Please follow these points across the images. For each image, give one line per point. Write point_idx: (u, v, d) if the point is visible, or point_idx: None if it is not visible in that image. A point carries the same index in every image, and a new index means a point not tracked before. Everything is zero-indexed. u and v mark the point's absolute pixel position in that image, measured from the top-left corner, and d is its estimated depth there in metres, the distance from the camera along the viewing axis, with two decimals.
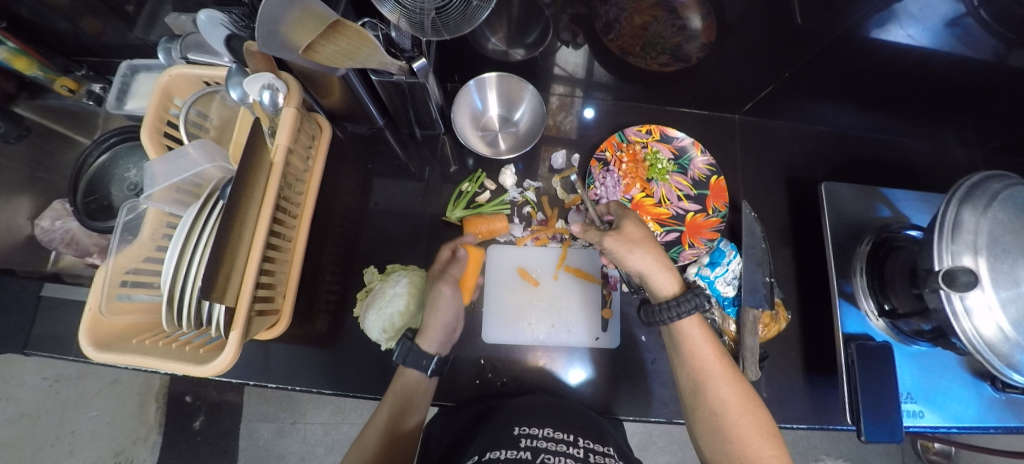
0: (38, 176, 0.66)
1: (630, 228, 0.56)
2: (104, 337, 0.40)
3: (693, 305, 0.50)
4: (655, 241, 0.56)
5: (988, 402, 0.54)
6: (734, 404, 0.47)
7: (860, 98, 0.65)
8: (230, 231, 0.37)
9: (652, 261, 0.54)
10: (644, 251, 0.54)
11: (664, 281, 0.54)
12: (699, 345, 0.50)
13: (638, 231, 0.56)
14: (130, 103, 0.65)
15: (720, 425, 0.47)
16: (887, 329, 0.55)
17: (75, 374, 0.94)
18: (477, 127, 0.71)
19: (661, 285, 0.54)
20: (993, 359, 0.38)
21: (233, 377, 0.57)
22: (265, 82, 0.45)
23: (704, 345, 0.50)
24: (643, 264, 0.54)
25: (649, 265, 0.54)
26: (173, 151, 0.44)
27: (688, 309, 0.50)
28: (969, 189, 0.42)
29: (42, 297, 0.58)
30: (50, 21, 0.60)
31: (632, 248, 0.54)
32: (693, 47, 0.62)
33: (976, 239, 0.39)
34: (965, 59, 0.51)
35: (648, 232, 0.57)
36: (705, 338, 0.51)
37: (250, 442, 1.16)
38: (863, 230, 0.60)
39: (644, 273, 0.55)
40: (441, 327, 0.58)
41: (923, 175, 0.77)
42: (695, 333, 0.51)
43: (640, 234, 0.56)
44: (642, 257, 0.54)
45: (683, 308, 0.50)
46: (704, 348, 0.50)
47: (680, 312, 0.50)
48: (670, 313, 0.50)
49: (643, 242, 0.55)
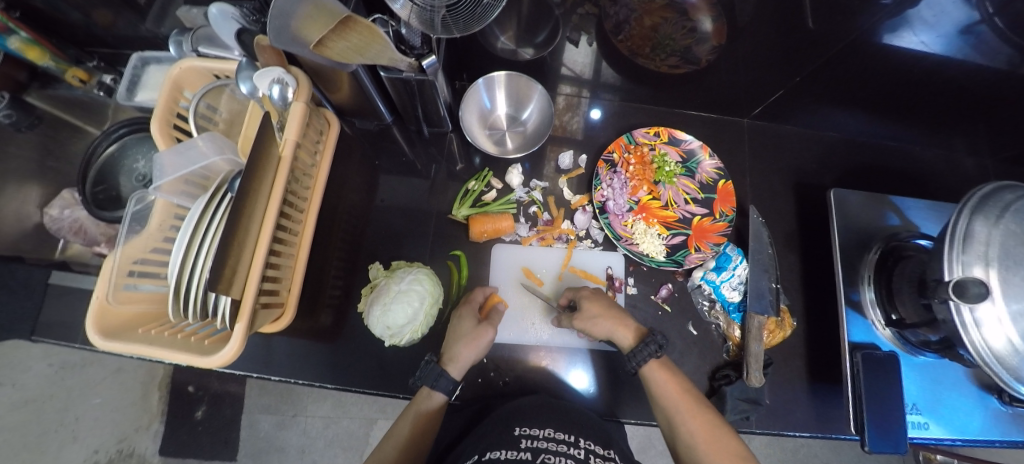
0: (48, 166, 0.67)
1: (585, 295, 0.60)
2: (111, 326, 0.41)
3: (652, 349, 0.53)
4: (612, 304, 0.59)
5: (995, 416, 0.54)
6: (703, 438, 0.49)
7: (871, 104, 0.65)
8: (238, 223, 0.37)
9: (612, 321, 0.56)
10: (601, 308, 0.58)
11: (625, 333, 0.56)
12: (661, 387, 0.52)
13: (591, 296, 0.60)
14: (141, 95, 0.65)
15: (698, 458, 0.49)
16: (893, 339, 0.54)
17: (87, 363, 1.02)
18: (484, 125, 0.71)
19: (623, 337, 0.56)
20: (1002, 372, 0.38)
21: (236, 369, 0.57)
22: (275, 76, 0.46)
23: (666, 385, 0.51)
24: (602, 320, 0.56)
25: (609, 320, 0.56)
26: (182, 143, 0.45)
27: (651, 353, 0.53)
28: (982, 199, 0.41)
29: (49, 284, 0.59)
30: (63, 11, 0.61)
31: (591, 311, 0.57)
32: (704, 50, 0.62)
33: (988, 250, 0.39)
34: (979, 66, 0.51)
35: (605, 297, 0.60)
36: (667, 379, 0.52)
37: (250, 433, 1.12)
38: (871, 238, 0.60)
39: (610, 334, 0.56)
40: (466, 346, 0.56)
41: (933, 184, 0.76)
42: (658, 377, 0.52)
43: (595, 297, 0.59)
44: (598, 316, 0.57)
45: (644, 353, 0.53)
46: (666, 390, 0.51)
47: (648, 355, 0.53)
48: (639, 357, 0.53)
49: (602, 311, 0.57)
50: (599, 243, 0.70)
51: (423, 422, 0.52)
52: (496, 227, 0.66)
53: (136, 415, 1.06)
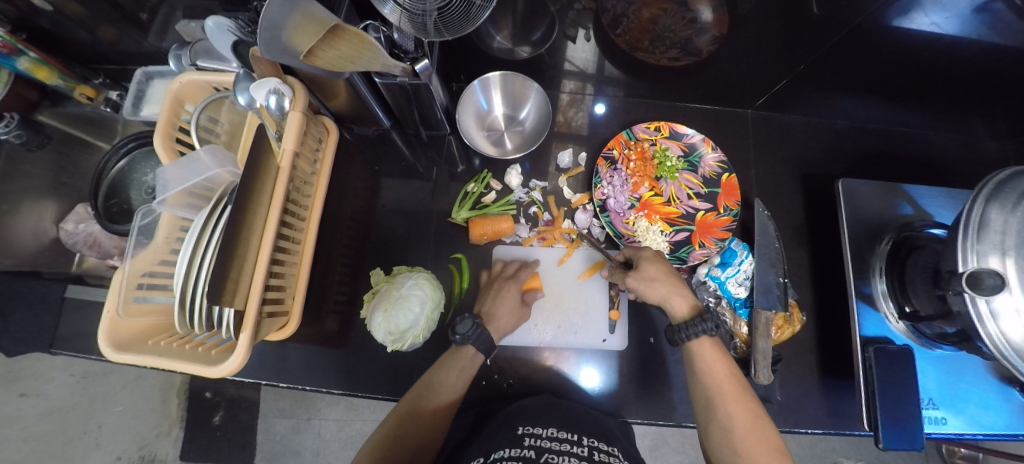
0: (62, 182, 0.68)
1: (647, 258, 0.57)
2: (122, 339, 0.42)
3: (713, 323, 0.50)
4: (675, 275, 0.56)
5: (1018, 409, 0.52)
6: (740, 424, 0.46)
7: (882, 89, 0.62)
8: (238, 236, 0.38)
9: (668, 287, 0.54)
10: (660, 274, 0.55)
11: (684, 304, 0.53)
12: (709, 361, 0.50)
13: (653, 257, 0.57)
14: (146, 109, 0.66)
15: (732, 443, 0.45)
16: (907, 332, 0.53)
17: (107, 372, 1.08)
18: (482, 127, 0.71)
19: (681, 308, 0.53)
20: (1022, 366, 0.36)
21: (247, 375, 0.58)
22: (272, 86, 0.46)
23: (716, 363, 0.49)
24: (663, 285, 0.54)
25: (668, 288, 0.54)
26: (185, 156, 0.45)
27: (712, 325, 0.50)
28: (999, 185, 0.39)
29: (65, 298, 0.61)
30: (70, 31, 0.63)
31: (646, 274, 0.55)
32: (704, 41, 0.60)
33: (1005, 239, 0.37)
34: (995, 45, 0.49)
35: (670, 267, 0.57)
36: (716, 355, 0.50)
37: (267, 436, 1.15)
38: (883, 228, 0.58)
39: (664, 300, 0.54)
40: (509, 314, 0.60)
41: (949, 171, 0.73)
42: (706, 351, 0.51)
43: (659, 262, 0.57)
44: (659, 279, 0.55)
45: (704, 326, 0.50)
46: (714, 366, 0.49)
47: (708, 327, 0.50)
48: (696, 329, 0.50)
49: (661, 277, 0.55)
50: (601, 241, 0.70)
51: (467, 369, 0.54)
52: (494, 229, 0.65)
53: (156, 421, 1.10)
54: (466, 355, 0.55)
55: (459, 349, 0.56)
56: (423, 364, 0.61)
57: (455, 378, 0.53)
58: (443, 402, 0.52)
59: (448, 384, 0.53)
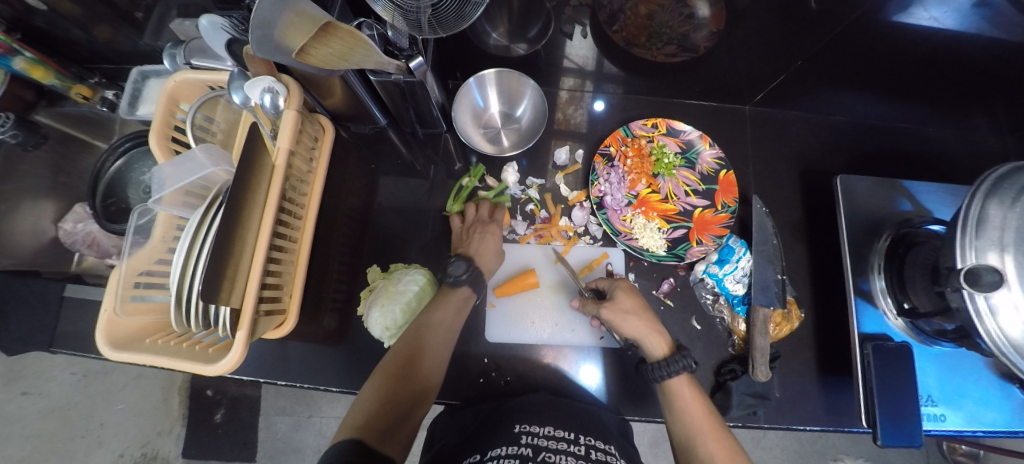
0: (60, 181, 0.69)
1: (626, 292, 0.58)
2: (120, 337, 0.42)
3: (691, 360, 0.51)
4: (649, 309, 0.57)
5: (1017, 406, 0.52)
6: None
7: (881, 85, 0.62)
8: (233, 234, 0.38)
9: (645, 325, 0.55)
10: (640, 311, 0.56)
11: (660, 342, 0.54)
12: (686, 403, 0.50)
13: (632, 293, 0.58)
14: (142, 108, 0.66)
15: None
16: (906, 329, 0.53)
17: (107, 371, 1.08)
18: (478, 124, 0.71)
19: (657, 346, 0.54)
20: (1020, 362, 0.36)
21: (245, 373, 0.58)
22: (266, 85, 0.45)
23: (693, 402, 0.50)
24: (641, 322, 0.55)
25: (646, 326, 0.55)
26: (180, 155, 0.45)
27: (689, 362, 0.51)
28: (997, 181, 0.39)
29: (64, 297, 0.60)
30: (65, 30, 0.63)
31: (626, 308, 0.56)
32: (701, 36, 0.60)
33: (1003, 235, 0.36)
34: (996, 40, 0.48)
35: (644, 302, 0.58)
36: (692, 396, 0.51)
37: (267, 434, 1.15)
38: (882, 225, 0.58)
39: (642, 335, 0.55)
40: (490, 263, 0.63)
41: (951, 166, 0.73)
42: (684, 390, 0.51)
43: (637, 298, 0.58)
44: (639, 315, 0.55)
45: (682, 363, 0.51)
46: (691, 408, 0.50)
47: (686, 363, 0.51)
48: (676, 365, 0.51)
49: (637, 311, 0.56)
50: (598, 239, 0.69)
51: (461, 309, 0.57)
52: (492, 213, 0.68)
53: (157, 419, 1.10)
54: (460, 297, 0.58)
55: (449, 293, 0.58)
56: None
57: (452, 317, 0.56)
58: (444, 337, 0.54)
59: (451, 317, 0.55)
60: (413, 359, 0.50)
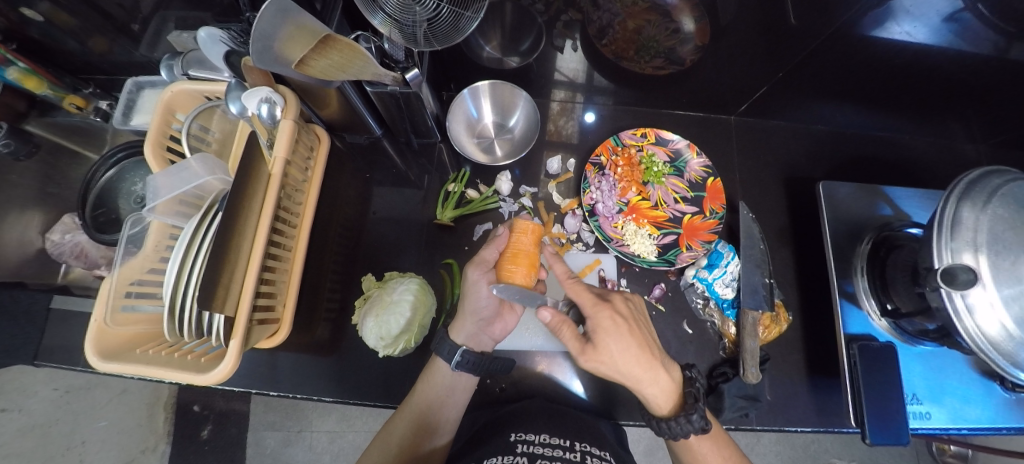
0: (48, 191, 0.67)
1: (612, 337, 0.47)
2: (109, 348, 0.41)
3: (699, 424, 0.46)
4: (642, 352, 0.47)
5: (1000, 403, 0.53)
6: None
7: (858, 96, 0.65)
8: (229, 241, 0.38)
9: (637, 377, 0.47)
10: (630, 365, 0.47)
11: (663, 395, 0.48)
12: (705, 459, 0.50)
13: (619, 335, 0.48)
14: (136, 119, 0.66)
15: None
16: (890, 329, 0.54)
17: (93, 385, 1.02)
18: (472, 134, 0.72)
19: (658, 401, 0.48)
20: (999, 358, 0.37)
21: (237, 385, 0.57)
22: (263, 95, 0.47)
23: (710, 456, 0.50)
24: (634, 377, 0.47)
25: (641, 381, 0.47)
26: (174, 164, 0.45)
27: (696, 427, 0.46)
28: (969, 185, 0.41)
29: (51, 309, 0.60)
30: (61, 41, 0.63)
31: (612, 357, 0.47)
32: (687, 50, 0.62)
33: (976, 236, 0.38)
34: (963, 53, 0.51)
35: (634, 341, 0.48)
36: (713, 450, 0.50)
37: (256, 450, 1.14)
38: (864, 229, 0.60)
39: (636, 387, 0.48)
40: (473, 318, 0.56)
41: (926, 173, 0.76)
42: (706, 449, 0.50)
43: (626, 340, 0.47)
44: (633, 369, 0.47)
45: (687, 428, 0.46)
46: (710, 459, 0.50)
47: (689, 430, 0.46)
48: (679, 431, 0.47)
49: (620, 361, 0.47)
50: (591, 245, 0.70)
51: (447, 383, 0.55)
52: (514, 248, 0.57)
53: (142, 436, 1.06)
54: (440, 369, 0.55)
55: (433, 361, 0.56)
56: (415, 370, 0.61)
57: (442, 396, 0.54)
58: (439, 419, 0.55)
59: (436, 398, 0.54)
60: (418, 440, 0.54)
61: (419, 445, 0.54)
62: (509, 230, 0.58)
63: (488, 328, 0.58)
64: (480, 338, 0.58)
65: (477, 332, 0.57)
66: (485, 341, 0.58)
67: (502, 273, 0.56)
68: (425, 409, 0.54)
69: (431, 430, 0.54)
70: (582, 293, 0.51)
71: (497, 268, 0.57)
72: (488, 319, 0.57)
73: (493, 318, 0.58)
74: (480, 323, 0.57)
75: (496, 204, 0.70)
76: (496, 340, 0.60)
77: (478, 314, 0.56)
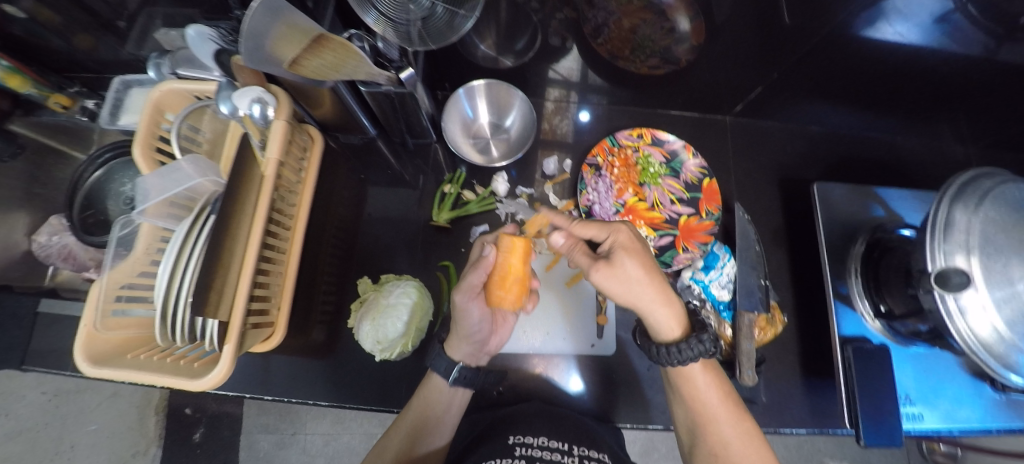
0: (34, 192, 0.65)
1: (628, 251, 0.47)
2: (99, 353, 0.40)
3: (707, 347, 0.46)
4: (658, 268, 0.47)
5: (991, 402, 0.54)
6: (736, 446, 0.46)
7: (852, 97, 0.65)
8: (221, 246, 0.37)
9: (653, 296, 0.46)
10: (648, 284, 0.46)
11: (674, 323, 0.47)
12: (704, 389, 0.48)
13: (635, 252, 0.47)
14: (123, 118, 0.65)
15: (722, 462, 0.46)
16: (883, 330, 0.54)
17: (81, 389, 0.97)
18: (467, 134, 0.72)
19: (669, 329, 0.47)
20: (990, 359, 0.38)
21: (231, 389, 0.56)
22: (255, 96, 0.44)
23: (710, 389, 0.48)
24: (646, 299, 0.46)
25: (656, 302, 0.46)
26: (165, 166, 0.44)
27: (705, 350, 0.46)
28: (960, 188, 0.41)
29: (38, 313, 0.59)
30: (44, 38, 0.61)
31: (630, 274, 0.46)
32: (683, 49, 0.63)
33: (969, 239, 0.38)
34: (955, 54, 0.51)
35: (649, 258, 0.48)
36: (714, 381, 0.48)
37: (249, 453, 1.16)
38: (857, 231, 0.60)
39: (648, 310, 0.47)
40: (467, 341, 0.54)
41: (917, 174, 0.77)
42: (704, 378, 0.48)
43: (643, 257, 0.47)
44: (649, 290, 0.46)
45: (697, 351, 0.46)
46: (710, 391, 0.48)
47: (699, 353, 0.46)
48: (688, 354, 0.46)
49: (640, 274, 0.46)
50: None
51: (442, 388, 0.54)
52: (503, 271, 0.52)
53: (133, 439, 1.03)
54: (437, 386, 0.54)
55: (427, 378, 0.55)
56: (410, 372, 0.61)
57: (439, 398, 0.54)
58: (439, 423, 0.54)
59: (429, 406, 0.53)
60: (415, 443, 0.52)
61: (415, 446, 0.52)
62: (497, 250, 0.53)
63: (484, 346, 0.58)
64: (477, 354, 0.57)
65: (474, 350, 0.56)
66: (483, 356, 0.58)
67: (491, 298, 0.53)
68: (420, 422, 0.53)
69: (428, 438, 0.53)
70: (590, 225, 0.51)
71: (486, 291, 0.54)
72: (482, 340, 0.56)
73: (487, 337, 0.57)
74: (474, 345, 0.56)
75: (492, 206, 0.70)
76: (492, 352, 0.59)
77: (472, 336, 0.55)
